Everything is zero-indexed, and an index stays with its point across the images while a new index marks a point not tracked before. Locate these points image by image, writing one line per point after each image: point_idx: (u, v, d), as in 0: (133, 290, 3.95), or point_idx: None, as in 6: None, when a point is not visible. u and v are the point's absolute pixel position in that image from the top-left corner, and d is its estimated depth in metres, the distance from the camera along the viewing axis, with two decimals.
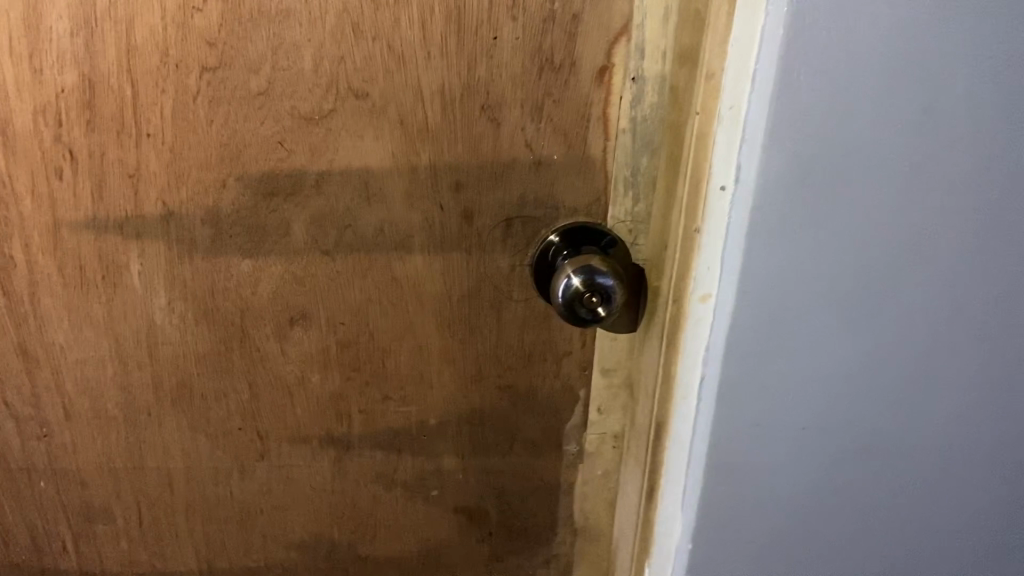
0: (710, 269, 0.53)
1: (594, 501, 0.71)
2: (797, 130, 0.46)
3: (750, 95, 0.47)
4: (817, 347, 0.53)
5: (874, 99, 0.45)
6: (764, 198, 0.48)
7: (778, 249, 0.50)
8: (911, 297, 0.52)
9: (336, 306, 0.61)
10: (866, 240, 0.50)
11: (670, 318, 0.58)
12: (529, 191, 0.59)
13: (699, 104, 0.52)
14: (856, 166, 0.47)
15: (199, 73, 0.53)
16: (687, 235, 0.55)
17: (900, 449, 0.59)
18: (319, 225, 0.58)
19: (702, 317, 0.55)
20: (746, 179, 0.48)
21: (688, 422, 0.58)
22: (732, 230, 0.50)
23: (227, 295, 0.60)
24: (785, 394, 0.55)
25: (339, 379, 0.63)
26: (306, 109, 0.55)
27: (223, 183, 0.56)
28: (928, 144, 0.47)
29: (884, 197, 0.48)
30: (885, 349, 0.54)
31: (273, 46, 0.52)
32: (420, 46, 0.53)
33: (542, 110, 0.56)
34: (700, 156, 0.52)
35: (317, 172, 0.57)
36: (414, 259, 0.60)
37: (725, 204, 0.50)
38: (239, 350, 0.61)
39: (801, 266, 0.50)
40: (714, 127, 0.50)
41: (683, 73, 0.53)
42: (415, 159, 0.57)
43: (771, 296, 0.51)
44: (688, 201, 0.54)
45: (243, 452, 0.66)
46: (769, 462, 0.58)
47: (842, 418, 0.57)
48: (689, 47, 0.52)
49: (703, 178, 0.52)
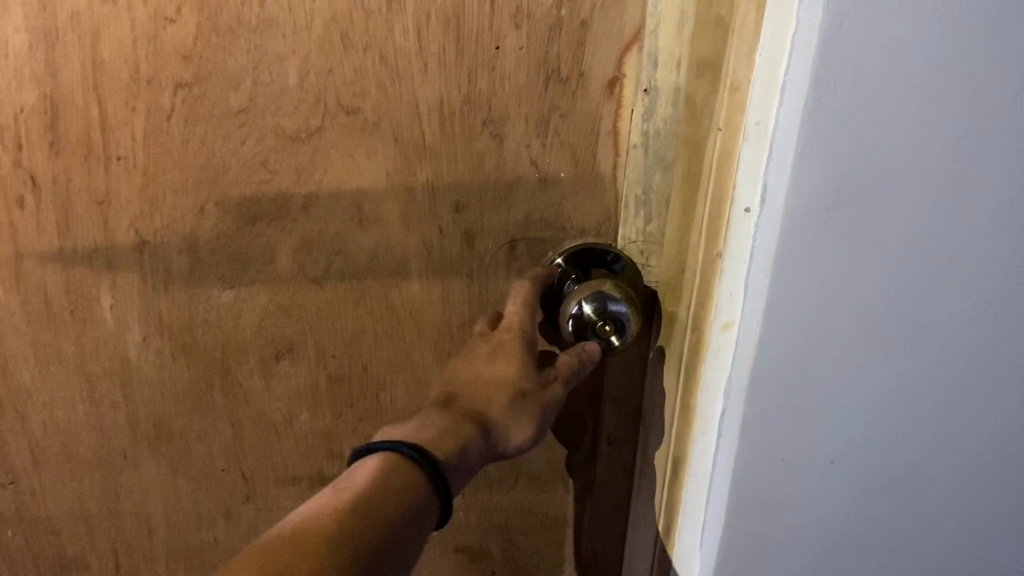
0: (732, 295, 0.47)
1: (604, 538, 0.67)
2: (837, 142, 0.39)
3: (778, 106, 0.41)
4: (852, 381, 0.47)
5: (922, 108, 0.39)
6: (796, 220, 0.41)
7: (810, 275, 0.43)
8: (960, 325, 0.46)
9: (325, 338, 0.56)
10: (910, 266, 0.43)
11: (688, 347, 0.53)
12: (535, 211, 0.55)
13: (722, 120, 0.47)
14: (901, 182, 0.41)
15: (173, 90, 0.48)
16: (709, 259, 0.50)
17: (942, 486, 0.52)
18: (307, 252, 0.54)
19: (723, 347, 0.49)
20: (774, 198, 0.42)
21: (709, 460, 0.52)
22: (758, 254, 0.44)
23: (207, 328, 0.55)
24: (815, 433, 0.49)
25: (330, 416, 0.59)
26: (291, 127, 0.50)
27: (201, 209, 0.52)
28: (985, 155, 0.40)
29: (932, 218, 0.42)
30: (927, 382, 0.48)
31: (254, 58, 0.48)
32: (415, 56, 0.49)
33: (548, 124, 0.52)
34: (724, 174, 0.47)
35: (303, 195, 0.52)
36: (411, 285, 0.56)
37: (751, 226, 0.44)
38: (221, 387, 0.57)
39: (837, 294, 0.44)
40: (738, 143, 0.45)
41: (701, 85, 0.49)
42: (411, 179, 0.53)
43: (802, 327, 0.45)
44: (708, 222, 0.49)
45: (227, 495, 0.61)
46: (797, 504, 0.52)
47: (878, 453, 0.50)
48: (708, 56, 0.47)
49: (727, 198, 0.47)
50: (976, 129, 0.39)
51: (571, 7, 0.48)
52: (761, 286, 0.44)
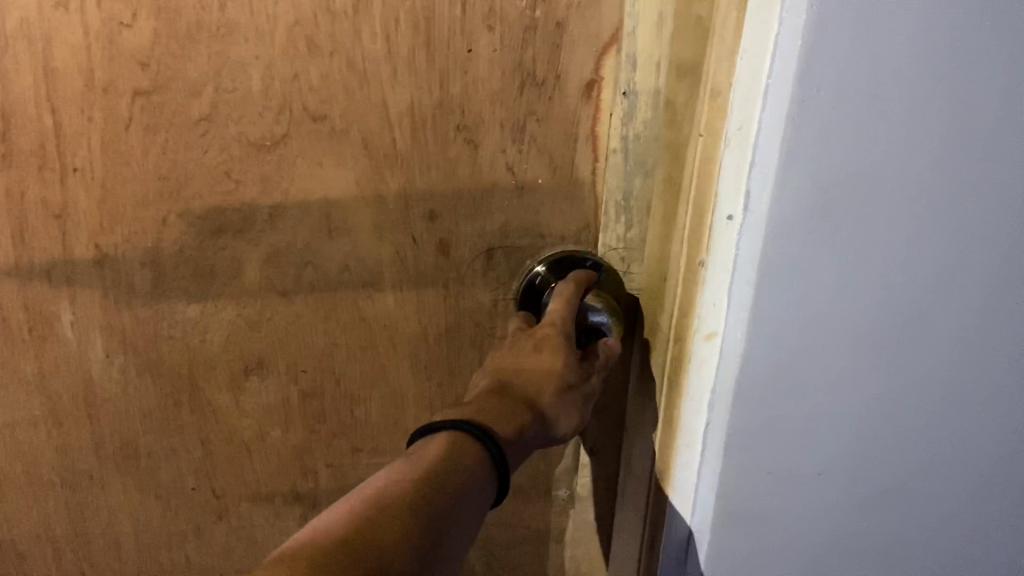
0: (716, 306, 0.44)
1: (586, 547, 0.66)
2: (822, 145, 0.37)
3: (761, 111, 0.38)
4: (839, 393, 0.44)
5: (911, 110, 0.36)
6: (782, 229, 0.39)
7: (796, 287, 0.40)
8: (948, 330, 0.43)
9: (296, 352, 0.54)
10: (899, 274, 0.41)
11: (671, 361, 0.49)
12: (512, 218, 0.53)
13: (703, 124, 0.43)
14: (890, 187, 0.38)
15: (131, 98, 0.46)
16: (691, 270, 0.46)
17: (932, 496, 0.50)
18: (274, 264, 0.52)
19: (707, 360, 0.46)
20: (758, 207, 0.39)
21: (694, 474, 0.49)
22: (741, 267, 0.41)
23: (172, 344, 0.53)
24: (801, 448, 0.46)
25: (302, 431, 0.57)
26: (256, 135, 0.48)
27: (163, 221, 0.50)
28: (973, 153, 0.38)
29: (922, 224, 0.39)
30: (918, 394, 0.45)
31: (216, 64, 0.46)
32: (385, 61, 0.47)
33: (525, 130, 0.50)
34: (704, 182, 0.43)
35: (270, 205, 0.50)
36: (384, 297, 0.54)
37: (733, 237, 0.41)
38: (189, 404, 0.55)
39: (824, 306, 0.41)
40: (719, 150, 0.41)
41: (683, 87, 0.46)
42: (382, 188, 0.51)
43: (787, 339, 0.42)
44: (689, 232, 0.45)
45: (198, 514, 0.59)
46: (784, 514, 0.49)
47: (867, 467, 0.48)
48: (689, 60, 0.45)
49: (708, 208, 0.43)
50: (966, 130, 0.37)
51: (546, 8, 0.46)
52: (744, 300, 0.41)
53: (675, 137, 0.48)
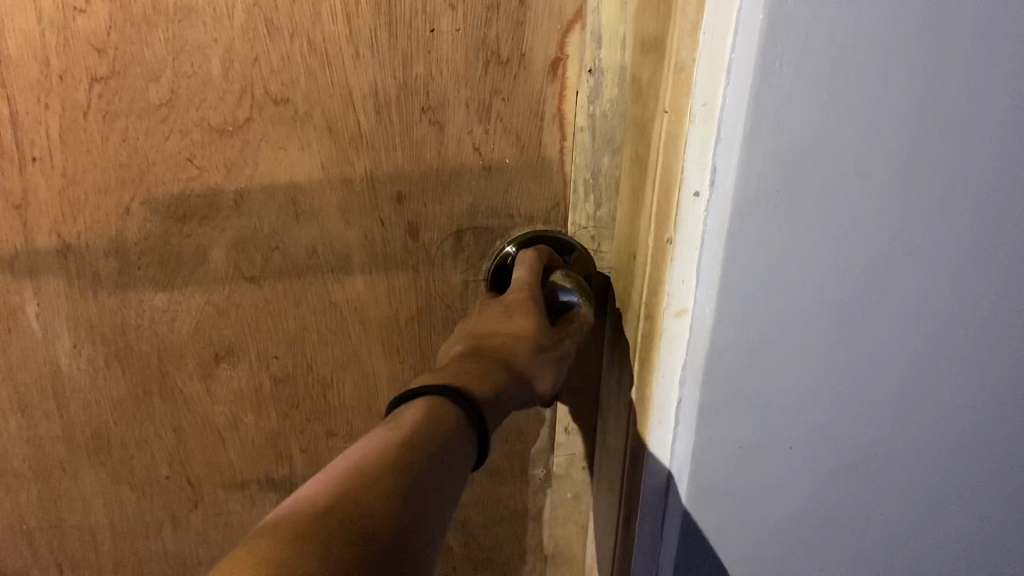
0: (685, 282, 0.43)
1: (565, 525, 0.65)
2: (783, 120, 0.36)
3: (724, 89, 0.37)
4: (805, 365, 0.44)
5: (875, 85, 0.36)
6: (746, 203, 0.39)
7: (763, 261, 0.40)
8: (912, 299, 0.43)
9: (266, 338, 0.54)
10: (862, 244, 0.41)
11: (642, 337, 0.49)
12: (481, 197, 0.53)
13: (667, 103, 0.43)
14: (855, 161, 0.38)
15: (89, 84, 0.46)
16: (660, 246, 0.45)
17: (901, 464, 0.50)
18: (241, 249, 0.51)
19: (677, 336, 0.45)
20: (723, 182, 0.39)
21: (668, 450, 0.49)
22: (709, 241, 0.41)
23: (141, 332, 0.52)
24: (773, 422, 0.46)
25: (276, 418, 0.57)
26: (218, 120, 0.48)
27: (126, 209, 0.49)
28: (931, 122, 0.38)
29: (882, 194, 0.39)
30: (886, 363, 0.46)
31: (174, 48, 0.46)
32: (346, 41, 0.47)
33: (490, 109, 0.50)
34: (671, 160, 0.43)
35: (234, 190, 0.50)
36: (354, 281, 0.53)
37: (700, 212, 0.41)
38: (160, 393, 0.54)
39: (791, 280, 0.41)
40: (683, 126, 0.41)
41: (647, 62, 0.46)
42: (349, 170, 0.50)
43: (754, 313, 0.42)
44: (656, 208, 0.45)
45: (173, 501, 0.59)
46: (755, 484, 0.49)
47: (837, 436, 0.48)
48: (651, 35, 0.45)
49: (675, 185, 0.43)
50: (930, 104, 0.37)
51: None
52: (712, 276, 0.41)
53: (641, 113, 0.48)
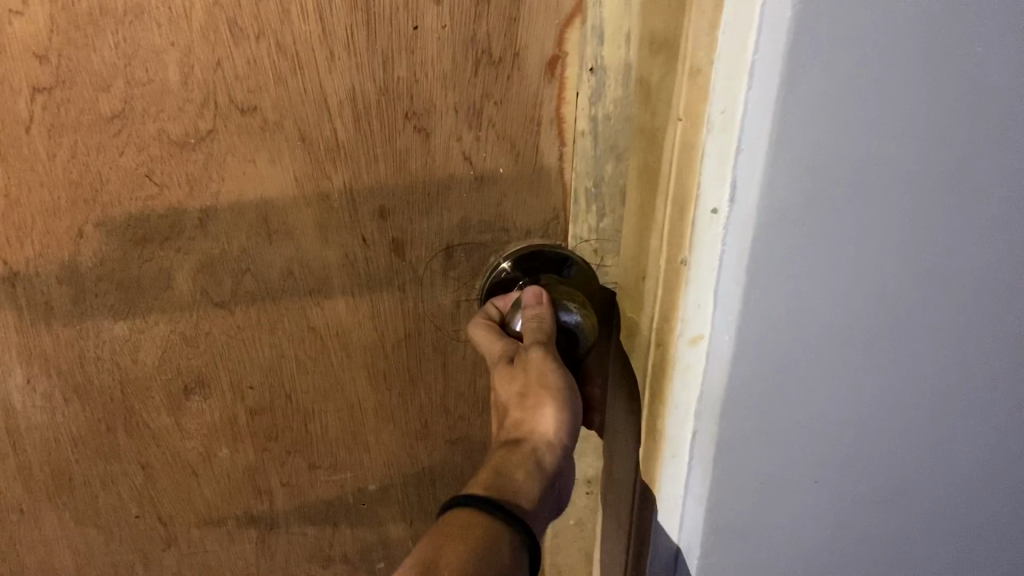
0: (701, 308, 0.38)
1: (567, 552, 0.61)
2: (814, 127, 0.31)
3: (745, 90, 0.32)
4: (836, 398, 0.39)
5: (924, 83, 0.30)
6: (771, 221, 0.33)
7: (786, 286, 0.35)
8: (961, 322, 0.38)
9: (239, 367, 0.49)
10: (904, 264, 0.35)
11: (653, 365, 0.43)
12: (472, 212, 0.48)
13: (682, 108, 0.36)
14: (898, 172, 0.32)
15: (30, 96, 0.41)
16: (671, 268, 0.39)
17: (945, 499, 0.45)
18: (209, 273, 0.46)
19: (693, 366, 0.40)
20: (744, 197, 0.33)
21: (680, 488, 0.44)
22: (727, 263, 0.35)
23: (101, 366, 0.48)
24: (795, 459, 0.41)
25: (253, 451, 0.52)
26: (177, 132, 0.43)
27: (80, 232, 0.44)
28: (989, 125, 0.32)
29: (931, 209, 0.34)
30: (928, 392, 0.40)
31: (125, 54, 0.41)
32: (318, 43, 0.42)
33: (481, 114, 0.46)
34: (685, 173, 0.36)
35: (199, 209, 0.45)
36: (334, 304, 0.49)
37: (718, 232, 0.35)
38: (125, 428, 0.50)
39: (820, 306, 0.36)
40: (700, 133, 0.35)
41: (657, 64, 0.40)
42: (325, 185, 0.46)
43: (778, 342, 0.37)
44: (670, 224, 0.39)
45: (143, 541, 0.54)
46: (780, 524, 0.44)
47: (872, 472, 0.43)
48: (660, 29, 0.39)
49: (688, 200, 0.36)
50: (987, 105, 0.31)
51: None
52: (732, 306, 0.36)
53: (651, 119, 0.42)
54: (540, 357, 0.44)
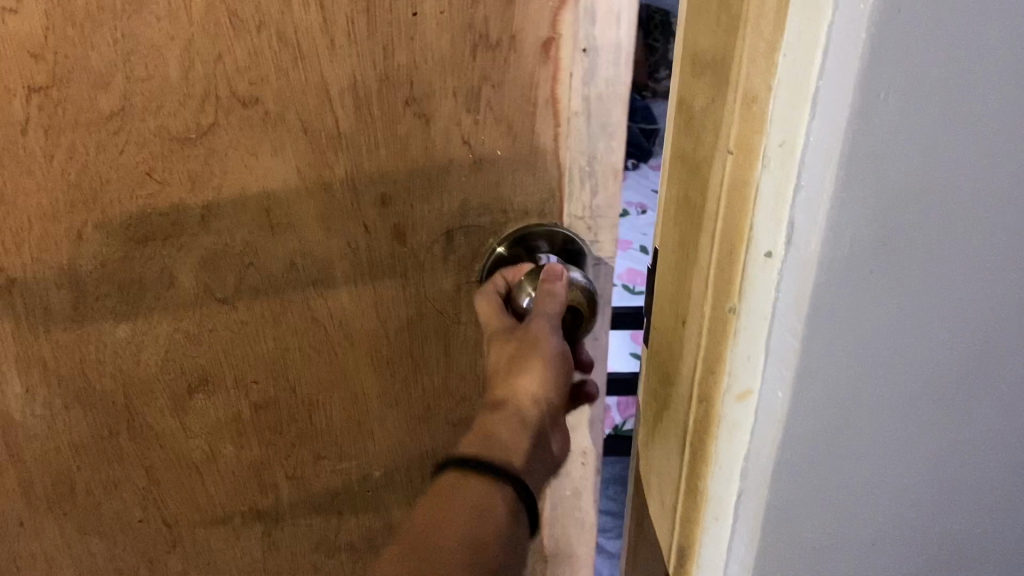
0: (750, 361, 0.36)
1: (565, 525, 0.62)
2: (892, 171, 0.27)
3: (809, 126, 0.29)
4: (898, 455, 0.36)
5: (1006, 115, 0.27)
6: (839, 277, 0.30)
7: (854, 342, 0.31)
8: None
9: (244, 362, 0.49)
10: (974, 313, 0.32)
11: (692, 424, 0.40)
12: (471, 195, 0.49)
13: (731, 139, 0.33)
14: (978, 213, 0.29)
15: (26, 96, 0.40)
16: (715, 317, 0.37)
17: (1003, 539, 0.42)
18: (212, 269, 0.46)
19: (740, 423, 0.37)
20: (808, 249, 0.30)
21: (724, 550, 0.41)
22: (785, 314, 0.32)
23: (102, 370, 0.47)
24: (852, 520, 0.38)
25: (258, 447, 0.52)
26: (178, 127, 0.42)
27: (78, 234, 0.43)
28: None
29: (1009, 250, 0.30)
30: (989, 440, 0.37)
31: (124, 49, 0.40)
32: (320, 31, 0.42)
33: (479, 97, 0.46)
34: (733, 214, 0.34)
35: (201, 205, 0.44)
36: (337, 293, 0.49)
37: (774, 276, 0.33)
38: (128, 432, 0.49)
39: (888, 359, 0.32)
40: (756, 171, 0.32)
41: (701, 85, 0.35)
42: (328, 174, 0.46)
43: (841, 403, 0.33)
44: (715, 270, 0.36)
45: (147, 546, 0.53)
46: None
47: (931, 524, 0.39)
48: (705, 52, 0.34)
49: (740, 244, 0.34)
50: None
51: None
52: (787, 357, 0.33)
53: (693, 148, 0.37)
54: (542, 328, 0.47)
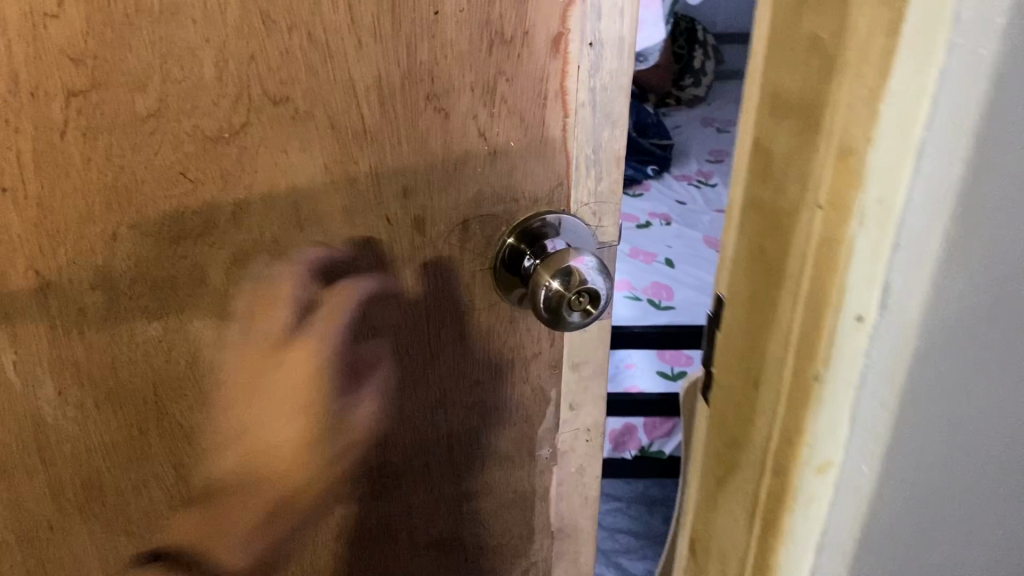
0: (876, 343, 0.37)
1: (571, 501, 0.65)
2: (1001, 145, 0.31)
3: (927, 115, 0.32)
4: None
5: None
6: (952, 239, 0.33)
7: (1004, 299, 0.34)
8: None
9: (272, 355, 0.50)
10: None
11: (782, 407, 0.42)
12: (485, 185, 0.51)
13: (822, 197, 0.36)
14: None
15: (64, 100, 0.40)
16: (809, 305, 0.39)
17: None
18: (242, 265, 0.47)
19: (839, 398, 0.40)
20: (928, 220, 0.33)
21: (825, 518, 0.44)
22: (900, 278, 0.35)
23: (134, 369, 0.47)
24: (936, 486, 0.40)
25: (283, 438, 0.53)
26: (212, 127, 0.43)
27: (113, 235, 0.44)
28: None
29: None
30: None
31: (161, 52, 0.41)
32: (348, 31, 0.44)
33: (494, 91, 0.48)
34: (834, 205, 0.36)
35: (232, 202, 0.45)
36: (360, 285, 0.51)
37: (891, 238, 0.35)
38: (158, 431, 0.50)
39: (1003, 323, 0.35)
40: (870, 161, 0.34)
41: (783, 131, 0.38)
42: (353, 169, 0.47)
43: (981, 364, 0.36)
44: (811, 256, 0.38)
45: (173, 542, 0.54)
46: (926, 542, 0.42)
47: None
48: (791, 87, 0.37)
49: (837, 234, 0.36)
50: None
51: None
52: (906, 322, 0.36)
53: (771, 195, 0.40)
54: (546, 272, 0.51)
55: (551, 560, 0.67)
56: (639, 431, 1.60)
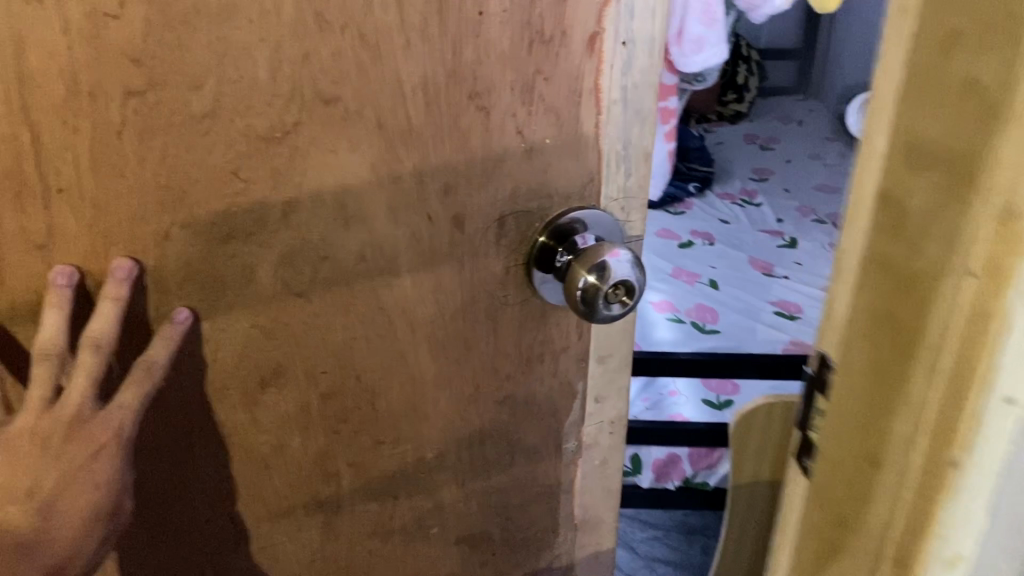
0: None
1: (593, 492, 0.66)
2: None
3: None
4: None
5: None
6: None
7: None
8: None
9: (315, 353, 0.51)
10: None
11: (940, 419, 0.48)
12: (521, 182, 0.52)
13: (974, 265, 0.44)
14: None
15: (123, 100, 0.40)
16: (973, 323, 0.44)
17: None
18: (290, 264, 0.47)
19: (997, 418, 0.45)
20: None
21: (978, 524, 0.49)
22: None
23: (181, 370, 0.48)
24: None
25: (323, 436, 0.53)
26: (265, 127, 0.44)
27: (165, 236, 0.44)
28: None
29: None
30: None
31: (217, 52, 0.41)
32: (397, 32, 0.44)
33: (533, 90, 0.49)
34: (1006, 241, 0.42)
35: (282, 200, 0.46)
36: (401, 282, 0.51)
37: None
38: (201, 432, 0.50)
39: None
40: None
41: (922, 187, 0.46)
42: (397, 167, 0.48)
43: None
44: (972, 291, 0.44)
45: (212, 542, 0.54)
46: None
47: None
48: (943, 144, 0.44)
49: (1010, 273, 0.42)
50: None
51: None
52: None
53: (910, 244, 0.47)
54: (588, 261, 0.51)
55: (572, 551, 0.68)
56: (684, 461, 1.38)
